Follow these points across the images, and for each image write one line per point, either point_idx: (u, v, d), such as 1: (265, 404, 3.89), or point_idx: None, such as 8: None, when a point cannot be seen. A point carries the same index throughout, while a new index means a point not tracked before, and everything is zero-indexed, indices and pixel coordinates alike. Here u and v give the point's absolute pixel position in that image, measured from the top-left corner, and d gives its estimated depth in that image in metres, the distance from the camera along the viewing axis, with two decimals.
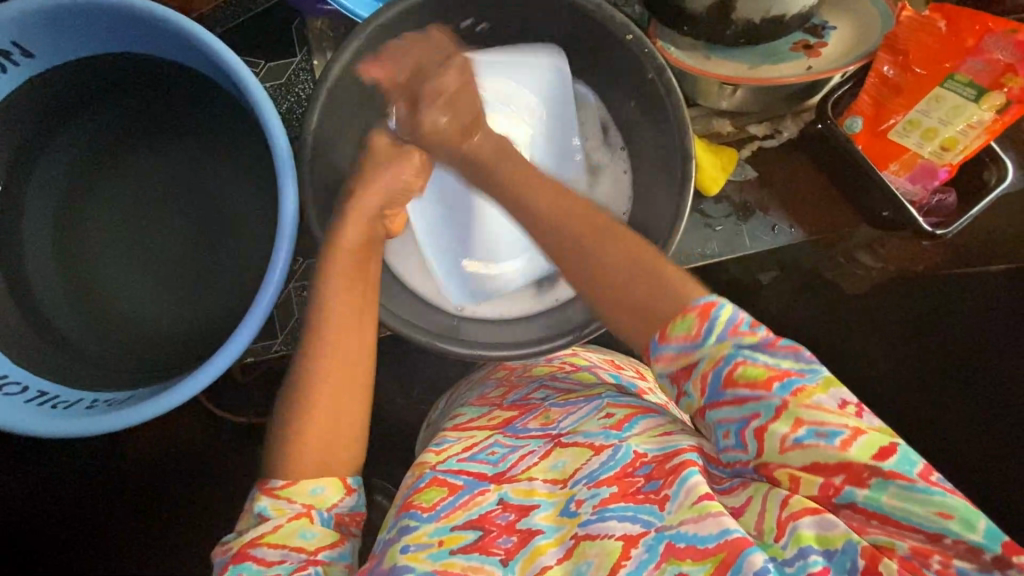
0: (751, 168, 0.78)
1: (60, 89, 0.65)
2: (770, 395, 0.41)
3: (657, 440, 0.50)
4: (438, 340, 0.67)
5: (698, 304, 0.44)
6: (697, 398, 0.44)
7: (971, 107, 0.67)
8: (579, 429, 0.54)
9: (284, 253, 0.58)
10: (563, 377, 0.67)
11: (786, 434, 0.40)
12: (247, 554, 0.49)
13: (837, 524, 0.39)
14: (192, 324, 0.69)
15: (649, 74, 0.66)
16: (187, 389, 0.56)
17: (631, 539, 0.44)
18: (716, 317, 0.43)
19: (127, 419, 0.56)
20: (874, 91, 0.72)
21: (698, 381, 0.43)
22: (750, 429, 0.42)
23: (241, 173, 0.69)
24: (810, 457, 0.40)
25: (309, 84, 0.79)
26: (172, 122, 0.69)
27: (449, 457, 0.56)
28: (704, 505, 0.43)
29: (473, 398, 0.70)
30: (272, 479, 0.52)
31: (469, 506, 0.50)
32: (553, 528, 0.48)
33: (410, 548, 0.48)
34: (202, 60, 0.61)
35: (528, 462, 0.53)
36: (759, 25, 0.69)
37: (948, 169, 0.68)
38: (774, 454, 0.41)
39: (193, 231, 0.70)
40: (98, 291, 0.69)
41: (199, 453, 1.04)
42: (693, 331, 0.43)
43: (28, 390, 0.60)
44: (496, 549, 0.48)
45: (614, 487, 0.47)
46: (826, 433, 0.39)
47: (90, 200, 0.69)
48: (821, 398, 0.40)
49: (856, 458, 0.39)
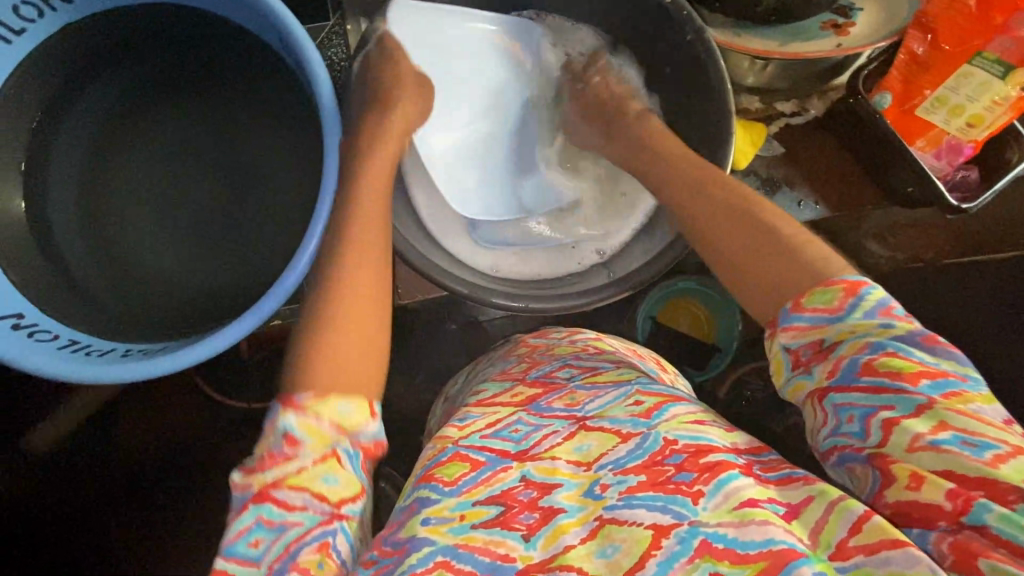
0: (778, 144, 0.80)
1: (96, 38, 0.64)
2: (915, 390, 0.40)
3: (688, 428, 0.50)
4: (484, 293, 0.68)
5: (844, 281, 0.45)
6: (823, 378, 0.44)
7: (998, 83, 0.67)
8: (606, 414, 0.54)
9: (328, 196, 0.57)
10: (586, 357, 0.66)
11: (922, 434, 0.39)
12: (268, 495, 0.45)
13: (919, 561, 0.37)
14: (221, 282, 0.68)
15: (688, 36, 0.66)
16: (228, 338, 0.56)
17: (661, 530, 0.44)
18: (863, 297, 0.44)
19: (165, 366, 0.56)
20: (904, 68, 0.73)
21: (834, 363, 0.43)
22: (878, 418, 0.41)
23: (272, 129, 0.68)
24: (944, 463, 0.39)
25: (341, 50, 0.80)
26: (206, 78, 0.68)
27: (473, 433, 0.55)
28: (747, 512, 0.43)
29: (495, 374, 0.69)
30: (299, 393, 0.47)
31: (490, 483, 0.50)
32: (576, 507, 0.48)
33: (431, 521, 0.47)
34: (248, 15, 0.61)
35: (552, 442, 0.53)
36: (791, 3, 0.71)
37: (974, 145, 0.71)
38: (899, 449, 0.40)
39: (224, 192, 0.69)
40: (125, 247, 0.67)
41: (209, 424, 1.03)
42: (833, 305, 0.44)
43: (60, 338, 0.59)
44: (518, 524, 0.47)
45: (643, 476, 0.47)
46: (974, 442, 0.38)
47: (121, 154, 0.68)
48: (979, 407, 0.40)
49: (1004, 477, 0.37)
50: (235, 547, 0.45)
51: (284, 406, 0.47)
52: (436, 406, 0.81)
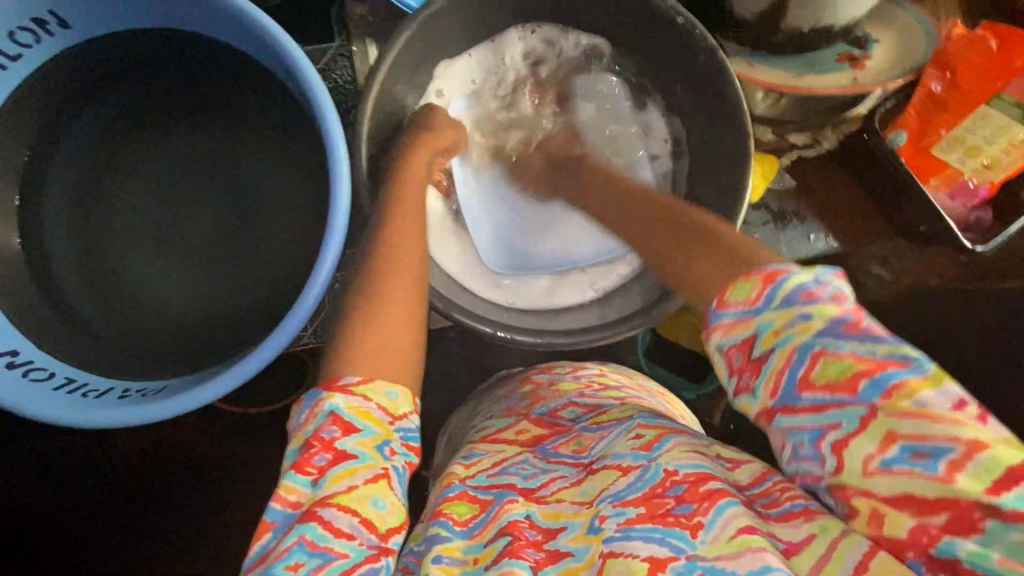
0: (790, 177, 0.79)
1: (92, 64, 0.62)
2: (855, 401, 0.38)
3: (688, 457, 0.48)
4: (503, 330, 0.66)
5: (762, 270, 0.41)
6: (765, 398, 0.41)
7: (1018, 126, 0.67)
8: (610, 453, 0.52)
9: (336, 235, 0.55)
10: (590, 395, 0.66)
11: (872, 455, 0.38)
12: (314, 514, 0.43)
13: None
14: (219, 315, 0.66)
15: (701, 56, 0.65)
16: (227, 382, 0.54)
17: (658, 562, 0.43)
18: (781, 285, 0.40)
19: (163, 411, 0.54)
20: (919, 107, 0.72)
21: (772, 378, 0.40)
22: (827, 441, 0.39)
23: (275, 158, 0.66)
24: (898, 486, 0.37)
25: (347, 70, 0.76)
26: (207, 104, 0.66)
27: (480, 472, 0.55)
28: (744, 539, 0.42)
29: (499, 411, 0.68)
30: (344, 377, 0.48)
31: (498, 517, 0.49)
32: (582, 549, 0.46)
33: (443, 559, 0.47)
34: (250, 42, 0.59)
35: (559, 485, 0.52)
36: (808, 34, 0.70)
37: (989, 188, 0.70)
38: (856, 475, 0.39)
39: (225, 219, 0.67)
40: (122, 277, 0.66)
41: (204, 443, 1.01)
42: (752, 298, 0.41)
43: (56, 377, 0.57)
44: (525, 555, 0.46)
45: (641, 508, 0.46)
46: (927, 453, 0.36)
47: (119, 181, 0.66)
48: (928, 397, 0.36)
49: (966, 496, 0.35)
50: (274, 569, 0.42)
51: (329, 389, 0.47)
52: (438, 443, 0.80)
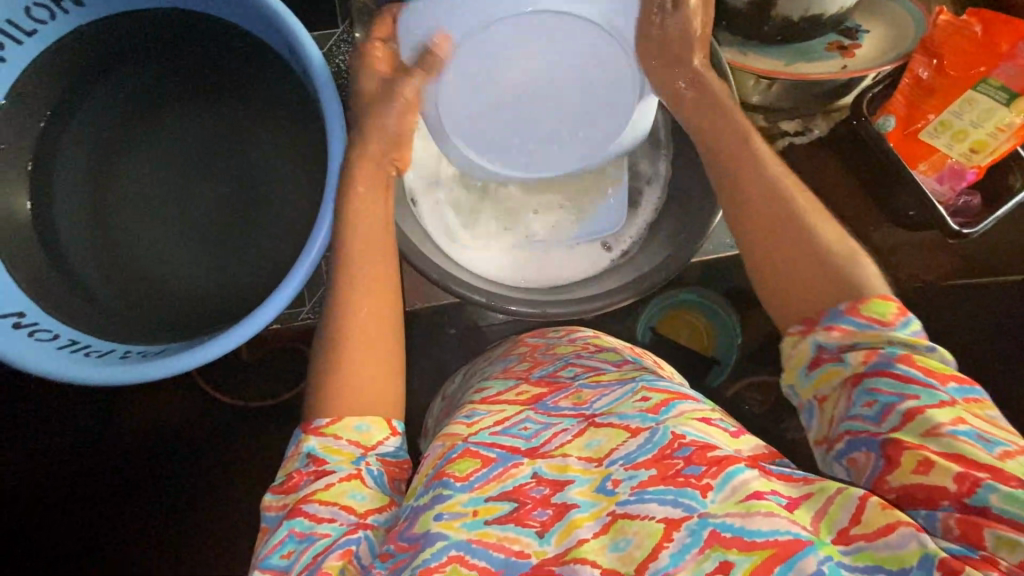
0: (780, 164, 0.80)
1: (104, 42, 0.65)
2: (941, 388, 0.43)
3: (695, 425, 0.49)
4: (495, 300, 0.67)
5: (897, 303, 0.48)
6: (856, 365, 0.46)
7: (1002, 110, 0.69)
8: (614, 410, 0.53)
9: (331, 203, 0.57)
10: (588, 356, 0.66)
11: (943, 423, 0.41)
12: (300, 510, 0.49)
13: (910, 540, 0.38)
14: (219, 286, 0.68)
15: None
16: (223, 344, 0.56)
17: (673, 523, 0.44)
18: (913, 319, 0.47)
19: (160, 370, 0.56)
20: (908, 93, 0.73)
21: (869, 353, 0.46)
22: (901, 406, 0.43)
23: (277, 135, 0.68)
24: (956, 450, 0.40)
25: (348, 56, 0.79)
26: (212, 83, 0.68)
27: (482, 430, 0.54)
28: (752, 503, 0.43)
29: (497, 372, 0.69)
30: (317, 419, 0.53)
31: (503, 479, 0.50)
32: (588, 502, 0.47)
33: (443, 516, 0.47)
34: (255, 22, 0.62)
35: (562, 439, 0.52)
36: (798, 23, 0.71)
37: (977, 171, 0.71)
38: (915, 433, 0.42)
39: (228, 194, 0.69)
40: (126, 249, 0.68)
41: (202, 427, 1.02)
42: (888, 318, 0.46)
43: (61, 338, 0.59)
44: (532, 521, 0.47)
45: (652, 470, 0.47)
46: (987, 439, 0.40)
47: (127, 156, 0.68)
48: (993, 415, 0.42)
49: (1010, 469, 0.39)
50: (269, 560, 0.47)
51: (306, 431, 0.53)
52: (435, 406, 0.81)
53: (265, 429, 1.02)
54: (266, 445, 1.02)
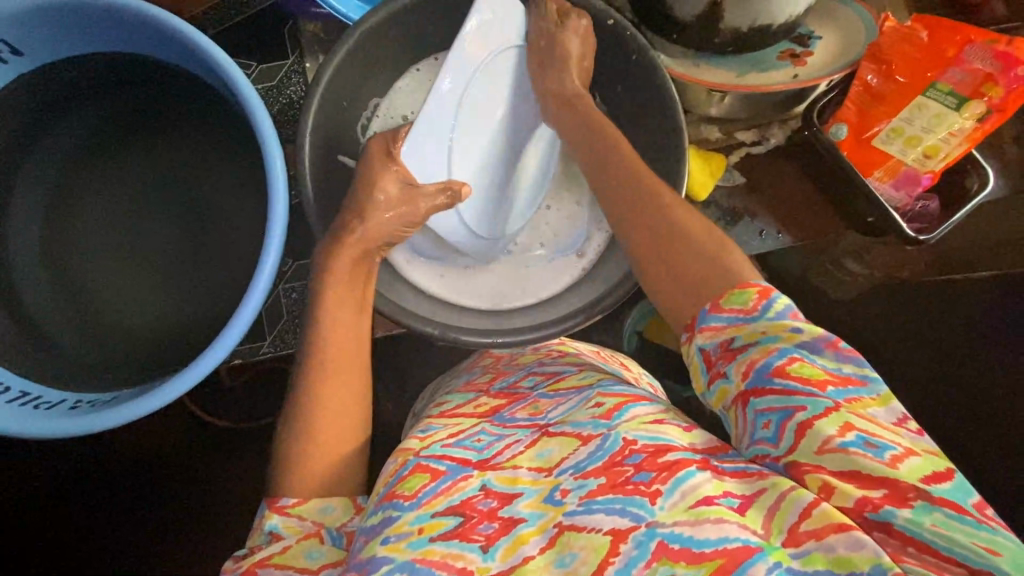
0: (739, 173, 0.80)
1: (48, 90, 0.65)
2: (822, 393, 0.41)
3: (647, 428, 0.46)
4: (451, 331, 0.66)
5: (759, 285, 0.45)
6: (739, 381, 0.44)
7: (953, 115, 0.70)
8: (568, 419, 0.50)
9: (275, 241, 0.57)
10: (551, 363, 0.63)
11: (831, 436, 0.40)
12: (254, 574, 0.47)
13: (866, 545, 0.37)
14: (174, 324, 0.68)
15: (634, 55, 0.66)
16: (168, 391, 0.56)
17: (620, 534, 0.41)
18: (776, 301, 0.44)
19: (106, 421, 0.56)
20: (859, 100, 0.74)
21: (745, 364, 0.43)
22: (792, 422, 0.41)
23: (227, 172, 0.68)
24: (850, 465, 0.39)
25: (301, 86, 0.79)
26: (161, 124, 0.69)
27: (434, 443, 0.51)
28: (702, 509, 0.40)
29: (459, 386, 0.65)
30: (283, 497, 0.51)
31: (451, 492, 0.46)
32: (536, 515, 0.44)
33: (390, 539, 0.44)
34: (193, 60, 0.62)
35: (514, 451, 0.49)
36: (746, 34, 0.70)
37: (931, 176, 0.70)
38: (810, 452, 0.40)
39: (182, 231, 0.69)
40: (81, 293, 0.68)
41: (178, 461, 1.01)
42: (749, 306, 0.44)
43: (11, 390, 0.59)
44: (477, 535, 0.44)
45: (601, 478, 0.44)
46: (875, 444, 0.39)
47: (81, 201, 0.69)
48: (876, 410, 0.40)
49: (905, 477, 0.38)
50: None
51: (270, 508, 0.51)
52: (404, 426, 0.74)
53: (241, 460, 1.01)
54: (245, 474, 1.01)
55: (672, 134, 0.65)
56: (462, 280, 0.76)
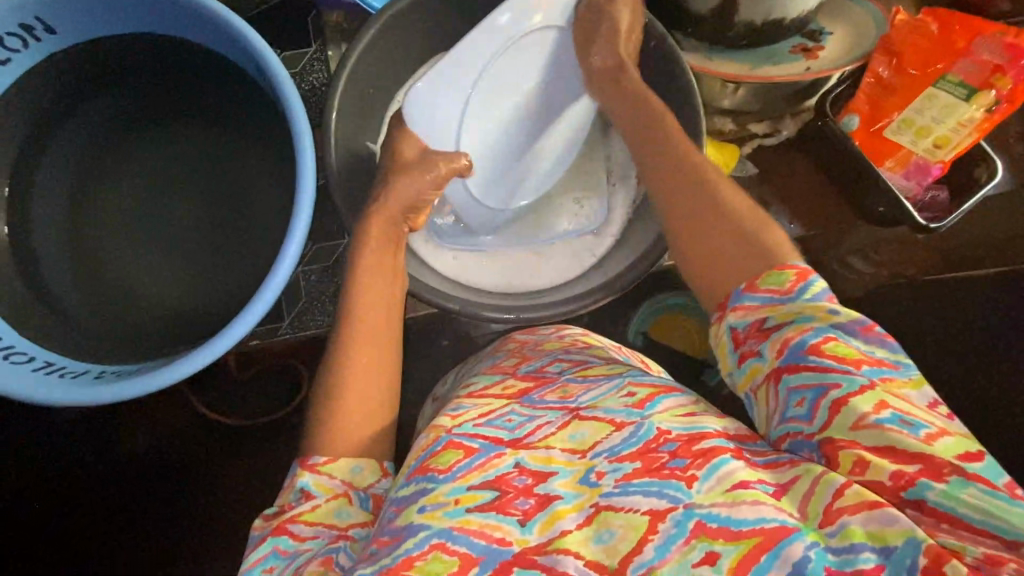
0: (751, 164, 0.82)
1: (78, 69, 0.66)
2: (859, 372, 0.41)
3: (681, 419, 0.47)
4: (473, 308, 0.68)
5: (796, 267, 0.47)
6: (772, 359, 0.45)
7: (963, 105, 0.72)
8: (600, 404, 0.51)
9: (303, 216, 0.58)
10: (575, 351, 0.63)
11: (868, 412, 0.40)
12: (285, 529, 0.48)
13: (897, 519, 0.37)
14: (197, 303, 0.69)
15: (653, 42, 0.69)
16: (194, 362, 0.56)
17: (658, 514, 0.42)
18: (813, 282, 0.46)
19: (131, 392, 0.56)
20: (870, 91, 0.76)
21: (778, 343, 0.44)
22: (827, 399, 0.42)
23: (253, 153, 0.70)
24: (884, 440, 0.39)
25: (323, 74, 0.82)
26: (187, 106, 0.70)
27: (465, 422, 0.52)
28: (739, 492, 0.41)
29: (484, 368, 0.65)
30: (314, 456, 0.52)
31: (485, 468, 0.47)
32: (572, 494, 0.45)
33: (427, 508, 0.45)
34: (223, 41, 0.63)
35: (547, 431, 0.50)
36: (761, 27, 0.72)
37: (941, 166, 0.72)
38: (843, 429, 0.41)
39: (206, 211, 0.70)
40: (104, 271, 0.68)
41: (188, 448, 1.01)
42: (785, 287, 0.46)
43: (35, 360, 0.60)
44: (514, 509, 0.45)
45: (637, 462, 0.44)
46: (910, 422, 0.40)
47: (108, 177, 0.69)
48: (911, 392, 0.41)
49: (939, 453, 0.39)
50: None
51: (301, 467, 0.51)
52: (425, 409, 0.74)
53: (252, 447, 1.01)
54: (255, 462, 1.01)
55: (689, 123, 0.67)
56: (480, 261, 0.77)
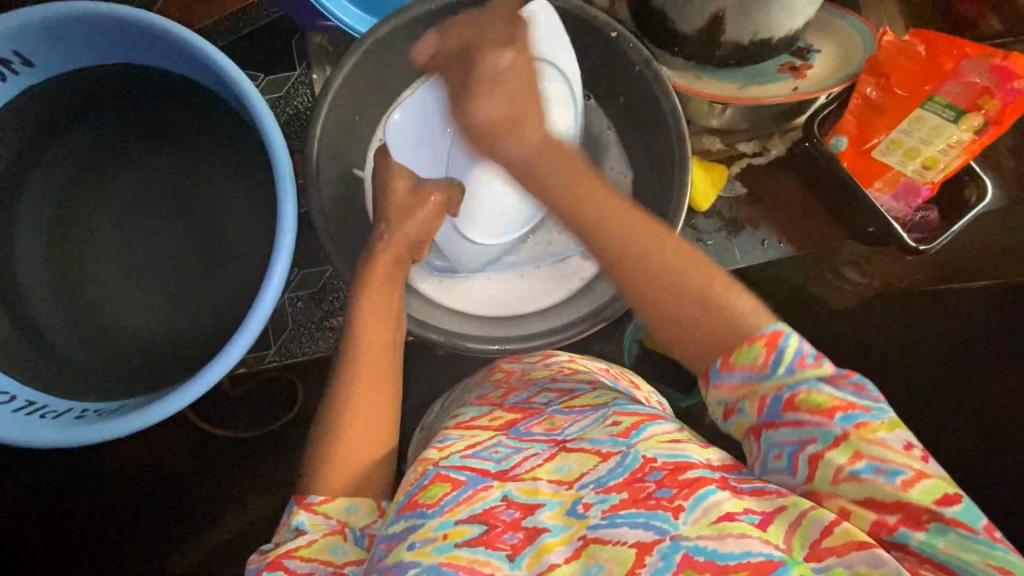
0: (740, 184, 0.80)
1: (57, 101, 0.66)
2: (832, 425, 0.40)
3: (666, 447, 0.46)
4: (456, 338, 0.68)
5: (765, 333, 0.43)
6: (752, 417, 0.44)
7: (951, 127, 0.71)
8: (586, 435, 0.50)
9: (284, 250, 0.57)
10: (563, 379, 0.62)
11: (843, 466, 0.40)
12: (279, 564, 0.46)
13: (886, 561, 0.37)
14: (181, 334, 0.68)
15: (636, 66, 0.67)
16: (174, 403, 0.55)
17: (644, 547, 0.40)
18: (784, 348, 0.42)
19: (112, 433, 0.56)
20: (858, 112, 0.75)
21: (756, 403, 0.43)
22: (805, 454, 0.41)
23: (236, 182, 0.69)
24: (865, 491, 0.39)
25: (307, 98, 0.80)
26: (169, 135, 0.69)
27: (453, 453, 0.51)
28: (725, 524, 0.40)
29: (472, 399, 0.64)
30: (310, 495, 0.51)
31: (473, 501, 0.46)
32: (560, 526, 0.44)
33: (417, 544, 0.44)
34: (203, 71, 0.63)
35: (533, 463, 0.49)
36: (748, 47, 0.71)
37: (931, 187, 0.71)
38: (826, 482, 0.41)
39: (190, 241, 0.69)
40: (86, 304, 0.68)
41: (180, 470, 1.00)
42: (759, 361, 0.43)
43: (17, 399, 0.59)
44: (502, 544, 0.44)
45: (623, 493, 0.44)
46: (886, 470, 0.39)
47: (89, 209, 0.69)
48: (887, 435, 0.40)
49: (917, 500, 0.38)
50: None
51: (297, 505, 0.50)
52: (412, 439, 0.74)
53: (244, 470, 1.01)
54: (247, 484, 1.01)
55: (676, 146, 0.66)
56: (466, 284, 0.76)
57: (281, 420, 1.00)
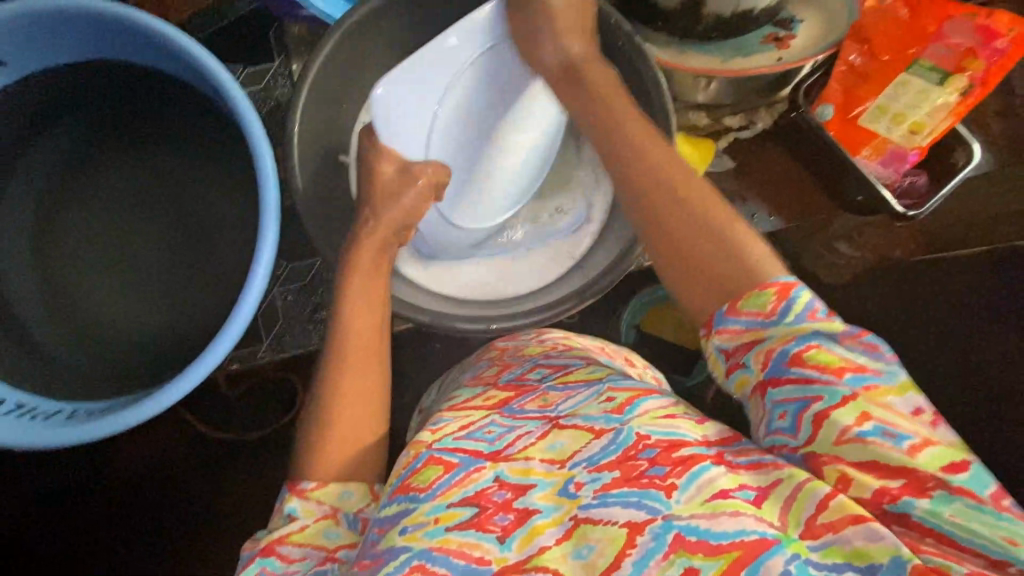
0: (728, 158, 0.80)
1: (32, 99, 0.65)
2: (840, 382, 0.39)
3: (660, 423, 0.45)
4: (446, 320, 0.67)
5: (778, 282, 0.42)
6: (758, 371, 0.42)
7: (937, 90, 0.72)
8: (579, 412, 0.49)
9: (269, 239, 0.57)
10: (557, 356, 0.61)
11: (850, 426, 0.38)
12: (272, 550, 0.47)
13: (884, 536, 0.36)
14: (170, 331, 0.67)
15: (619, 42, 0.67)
16: (164, 399, 0.55)
17: (636, 527, 0.40)
18: (796, 298, 0.41)
19: (102, 432, 0.55)
20: (843, 80, 0.76)
21: (762, 353, 0.41)
22: (809, 413, 0.40)
23: (218, 176, 0.68)
24: (870, 455, 0.38)
25: (287, 88, 0.79)
26: (147, 130, 0.68)
27: (446, 435, 0.50)
28: (719, 503, 0.40)
29: (468, 379, 0.64)
30: (302, 481, 0.50)
31: (464, 484, 0.45)
32: (551, 507, 0.44)
33: (408, 529, 0.44)
34: (178, 62, 0.62)
35: (525, 442, 0.48)
36: (730, 18, 0.70)
37: (919, 152, 0.71)
38: (829, 444, 0.39)
39: (175, 238, 0.69)
40: (73, 304, 0.67)
41: (179, 470, 1.00)
42: (767, 309, 0.41)
43: (6, 403, 0.59)
44: (493, 526, 0.43)
45: (615, 472, 0.43)
46: (893, 433, 0.37)
47: (70, 209, 0.68)
48: (895, 399, 0.38)
49: (922, 466, 0.37)
50: None
51: (289, 491, 0.50)
52: (412, 418, 0.73)
53: (243, 469, 1.00)
54: (247, 483, 1.00)
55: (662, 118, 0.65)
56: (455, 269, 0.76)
57: (278, 417, 0.99)
